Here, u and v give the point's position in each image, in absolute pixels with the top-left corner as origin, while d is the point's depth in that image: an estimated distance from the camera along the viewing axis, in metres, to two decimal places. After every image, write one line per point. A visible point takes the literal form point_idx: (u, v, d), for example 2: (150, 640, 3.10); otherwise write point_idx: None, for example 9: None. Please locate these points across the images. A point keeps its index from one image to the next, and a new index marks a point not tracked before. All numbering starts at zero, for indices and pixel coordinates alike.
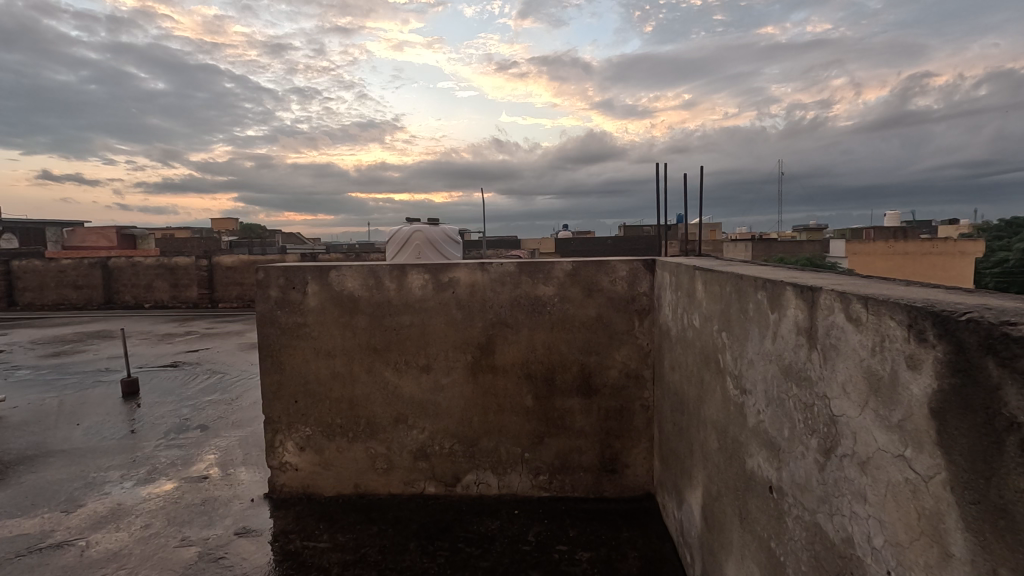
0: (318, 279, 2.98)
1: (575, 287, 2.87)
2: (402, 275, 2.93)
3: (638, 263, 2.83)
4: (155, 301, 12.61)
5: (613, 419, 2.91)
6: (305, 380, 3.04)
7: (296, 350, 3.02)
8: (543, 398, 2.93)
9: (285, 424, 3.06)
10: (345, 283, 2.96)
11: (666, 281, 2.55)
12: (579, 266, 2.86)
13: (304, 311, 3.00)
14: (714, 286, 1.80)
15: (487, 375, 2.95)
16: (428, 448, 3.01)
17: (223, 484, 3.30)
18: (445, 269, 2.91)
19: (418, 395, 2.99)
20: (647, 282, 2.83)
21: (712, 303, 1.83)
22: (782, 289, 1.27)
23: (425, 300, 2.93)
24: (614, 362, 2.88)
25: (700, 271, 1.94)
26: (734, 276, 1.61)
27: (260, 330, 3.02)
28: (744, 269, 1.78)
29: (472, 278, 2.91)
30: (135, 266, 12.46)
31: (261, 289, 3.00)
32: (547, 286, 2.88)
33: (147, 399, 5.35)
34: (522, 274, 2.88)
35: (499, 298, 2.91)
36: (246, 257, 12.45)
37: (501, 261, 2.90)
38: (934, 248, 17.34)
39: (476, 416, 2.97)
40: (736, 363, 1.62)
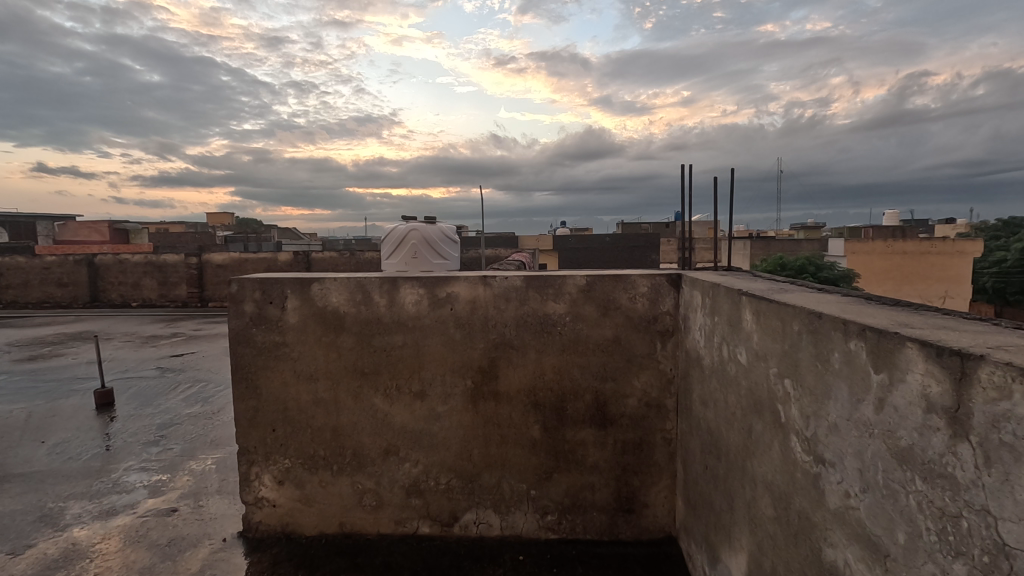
0: (298, 292, 2.63)
1: (589, 305, 2.54)
2: (393, 289, 2.58)
3: (661, 279, 2.50)
4: (143, 299, 12.23)
5: (630, 453, 2.58)
6: (284, 407, 2.70)
7: (274, 373, 2.68)
8: (552, 428, 2.60)
9: (262, 456, 2.72)
10: (328, 298, 2.62)
11: (696, 302, 2.22)
12: (594, 280, 2.52)
13: (283, 329, 2.66)
14: (774, 320, 1.46)
15: (489, 403, 2.61)
16: (422, 484, 2.67)
17: (192, 520, 2.96)
18: (442, 283, 2.57)
19: (412, 425, 2.65)
20: (671, 300, 2.50)
21: (768, 338, 1.51)
22: (898, 347, 0.95)
23: (419, 318, 2.59)
24: (633, 390, 2.55)
25: (751, 298, 1.61)
26: (807, 313, 1.28)
27: (233, 349, 2.67)
28: (811, 298, 1.45)
29: (473, 293, 2.57)
30: (123, 263, 12.09)
31: (235, 304, 2.66)
32: (558, 303, 2.55)
33: (124, 411, 5.00)
34: (529, 289, 2.54)
35: (503, 316, 2.57)
36: (238, 256, 12.12)
37: (505, 274, 2.56)
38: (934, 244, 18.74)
39: (478, 448, 2.64)
40: (808, 423, 1.29)
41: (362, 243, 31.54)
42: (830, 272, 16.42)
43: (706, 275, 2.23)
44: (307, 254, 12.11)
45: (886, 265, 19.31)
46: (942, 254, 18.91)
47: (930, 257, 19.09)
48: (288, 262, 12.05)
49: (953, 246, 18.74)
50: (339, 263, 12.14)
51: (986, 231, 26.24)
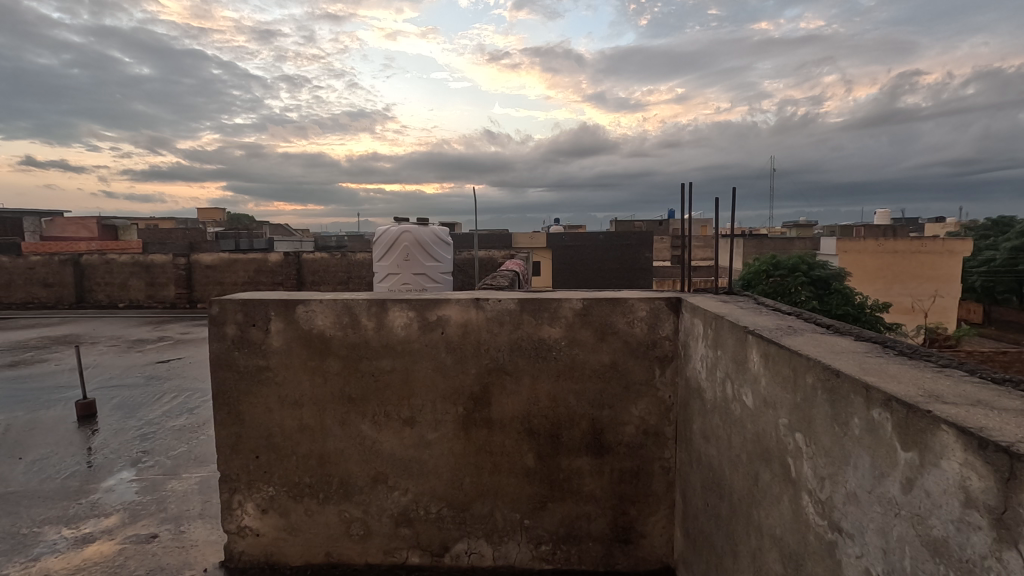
0: (282, 315, 2.52)
1: (586, 329, 2.45)
2: (381, 311, 2.48)
3: (660, 303, 2.41)
4: (130, 300, 12.04)
5: (627, 482, 2.50)
6: (268, 433, 2.59)
7: (258, 398, 2.57)
8: (547, 456, 2.51)
9: (245, 484, 2.61)
10: (314, 320, 2.51)
11: (697, 330, 2.14)
12: (591, 304, 2.43)
13: (266, 353, 2.55)
14: (785, 366, 1.38)
15: (481, 430, 2.52)
16: (412, 513, 2.58)
17: (173, 548, 2.85)
18: (433, 306, 2.47)
19: (401, 452, 2.56)
20: (670, 325, 2.41)
21: (777, 386, 1.42)
22: (933, 429, 0.86)
23: (409, 342, 2.50)
24: (630, 418, 2.47)
25: (761, 339, 1.52)
26: (823, 368, 1.19)
27: (215, 374, 2.57)
28: (823, 344, 1.36)
29: (464, 316, 2.47)
30: (110, 264, 11.90)
31: (216, 326, 2.54)
32: (553, 327, 2.45)
33: (107, 423, 4.87)
34: (523, 313, 2.45)
35: (496, 341, 2.47)
36: (227, 255, 11.95)
37: (498, 297, 2.46)
38: (924, 245, 19.21)
39: (469, 476, 2.54)
40: (823, 485, 1.20)
41: (354, 240, 31.30)
42: (822, 271, 16.48)
43: (708, 302, 2.15)
44: (297, 255, 11.92)
45: (877, 263, 19.35)
46: (932, 253, 19.39)
47: (918, 256, 19.40)
48: (278, 262, 11.87)
49: (942, 246, 19.20)
50: (330, 263, 11.97)
51: (976, 231, 26.50)
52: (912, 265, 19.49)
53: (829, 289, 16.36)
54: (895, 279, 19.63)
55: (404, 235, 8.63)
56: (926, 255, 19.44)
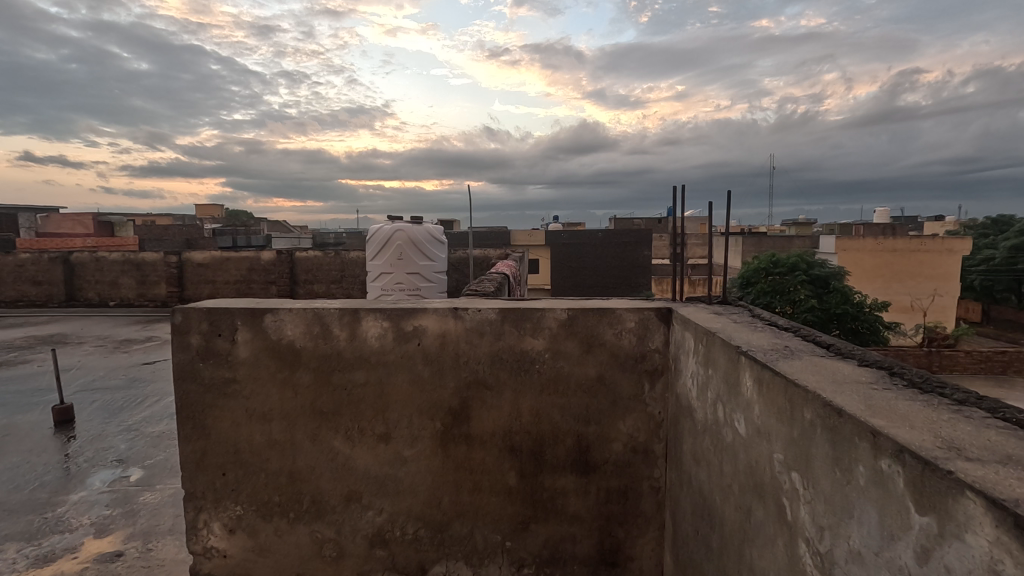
0: (249, 324, 2.37)
1: (571, 340, 2.30)
2: (354, 321, 2.34)
3: (650, 313, 2.27)
4: (121, 298, 11.86)
5: (614, 502, 2.36)
6: (235, 448, 2.44)
7: (223, 412, 2.43)
8: (530, 475, 2.37)
9: (211, 502, 2.47)
10: (283, 330, 2.36)
11: (689, 345, 2.00)
12: (576, 314, 2.28)
13: (232, 364, 2.40)
14: (781, 395, 1.23)
15: (460, 446, 2.38)
16: (387, 533, 2.44)
17: (138, 567, 2.71)
18: (409, 316, 2.32)
19: (376, 469, 2.42)
20: (660, 337, 2.27)
21: (772, 416, 1.28)
22: (960, 496, 0.72)
23: (384, 354, 2.35)
24: (618, 434, 2.33)
25: (756, 362, 1.37)
26: (822, 402, 1.05)
27: (179, 387, 2.42)
28: (826, 371, 1.22)
29: (442, 326, 2.32)
30: (100, 261, 11.72)
31: (179, 336, 2.40)
32: (536, 338, 2.31)
33: (84, 428, 4.72)
34: (505, 323, 2.30)
35: (475, 352, 2.33)
36: (219, 253, 11.80)
37: (478, 306, 2.31)
38: (924, 244, 19.15)
39: (448, 495, 2.40)
40: (823, 535, 1.06)
41: (351, 237, 31.12)
42: (821, 269, 16.39)
43: (700, 314, 2.01)
44: (290, 253, 11.74)
45: (876, 261, 19.24)
46: (931, 253, 19.33)
47: (917, 255, 19.32)
48: (270, 260, 11.72)
49: (941, 245, 19.12)
50: (323, 262, 11.80)
51: (975, 229, 26.42)
52: (912, 264, 19.41)
53: (828, 288, 16.28)
54: (894, 278, 19.54)
55: (397, 233, 8.50)
56: (925, 254, 19.36)
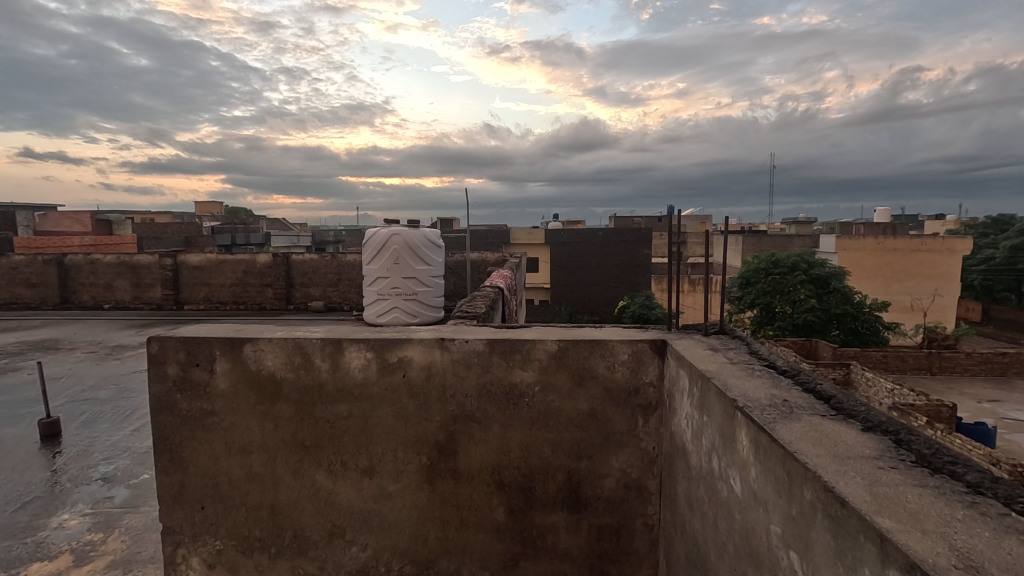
0: (228, 354, 2.28)
1: (562, 373, 2.21)
2: (337, 351, 2.25)
3: (644, 346, 2.18)
4: (116, 301, 11.78)
5: (606, 540, 2.27)
6: (214, 482, 2.36)
7: (202, 445, 2.34)
8: (519, 511, 2.29)
9: (189, 537, 2.39)
10: (263, 361, 2.28)
11: (683, 383, 1.91)
12: (567, 345, 2.19)
13: (211, 396, 2.31)
14: (778, 467, 1.15)
15: (447, 482, 2.29)
16: (371, 570, 2.35)
17: None
18: (393, 346, 2.24)
19: (360, 504, 2.33)
20: (655, 370, 2.18)
21: (769, 484, 1.19)
22: None
23: (367, 386, 2.27)
24: (610, 470, 2.24)
25: (753, 424, 1.28)
26: (823, 487, 0.96)
27: (155, 418, 2.34)
28: (827, 441, 1.13)
29: (428, 358, 2.23)
30: (95, 264, 11.62)
31: (155, 366, 2.31)
32: (525, 371, 2.22)
33: (70, 443, 4.63)
34: (493, 354, 2.21)
35: (462, 386, 2.24)
36: (215, 255, 11.70)
37: (466, 336, 2.22)
38: (924, 244, 19.03)
39: (434, 531, 2.32)
40: None
41: (350, 234, 31.00)
42: (821, 269, 16.30)
43: (696, 351, 1.93)
44: (286, 256, 11.64)
45: (876, 261, 19.16)
46: (931, 253, 19.21)
47: (918, 254, 19.22)
48: (267, 263, 11.63)
49: (942, 245, 19.01)
50: (320, 264, 11.70)
51: (975, 229, 26.32)
52: (912, 264, 19.29)
53: (828, 288, 16.21)
54: (894, 278, 19.45)
55: (394, 237, 8.40)
56: (925, 254, 19.24)
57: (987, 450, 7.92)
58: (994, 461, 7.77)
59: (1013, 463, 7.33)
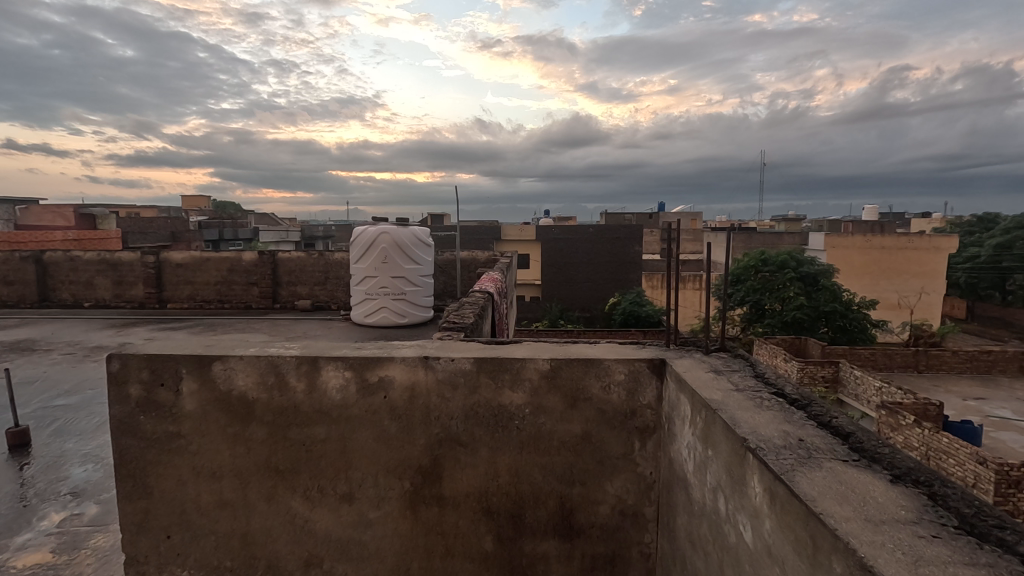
0: (195, 373, 2.12)
1: (554, 395, 2.07)
2: (313, 370, 2.10)
3: (641, 365, 2.05)
4: (96, 299, 11.45)
5: (599, 569, 2.14)
6: (182, 507, 2.20)
7: (168, 469, 2.18)
8: (507, 539, 2.15)
9: (155, 567, 2.24)
10: (234, 381, 2.12)
11: (684, 409, 1.77)
12: (560, 364, 2.05)
13: (177, 417, 2.15)
14: (798, 524, 1.02)
15: (431, 508, 2.15)
16: None
17: None
18: (374, 365, 2.09)
19: (339, 532, 2.19)
20: (653, 391, 2.05)
21: (786, 541, 1.06)
22: None
23: (346, 407, 2.12)
24: (605, 496, 2.11)
25: (768, 468, 1.15)
26: (855, 561, 0.83)
27: (116, 440, 2.17)
28: (854, 498, 1.00)
29: (411, 378, 2.09)
30: (74, 261, 11.30)
31: (115, 385, 2.14)
32: (515, 393, 2.08)
33: (40, 453, 4.43)
34: (480, 374, 2.07)
35: (448, 407, 2.10)
36: (199, 253, 11.44)
37: (451, 355, 2.08)
38: (910, 243, 19.12)
39: (417, 560, 2.18)
40: None
41: (339, 229, 30.70)
42: (810, 267, 16.36)
43: (700, 375, 1.79)
44: (272, 254, 11.42)
45: (864, 259, 19.22)
46: (918, 251, 19.30)
47: (906, 252, 19.29)
48: (253, 261, 11.39)
49: (929, 243, 19.10)
50: (307, 263, 11.48)
51: (961, 227, 26.56)
52: (899, 262, 19.39)
53: (817, 285, 16.26)
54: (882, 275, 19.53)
55: (381, 236, 8.17)
56: (912, 252, 19.35)
57: (974, 447, 7.86)
58: (981, 460, 7.71)
59: (1001, 462, 7.28)
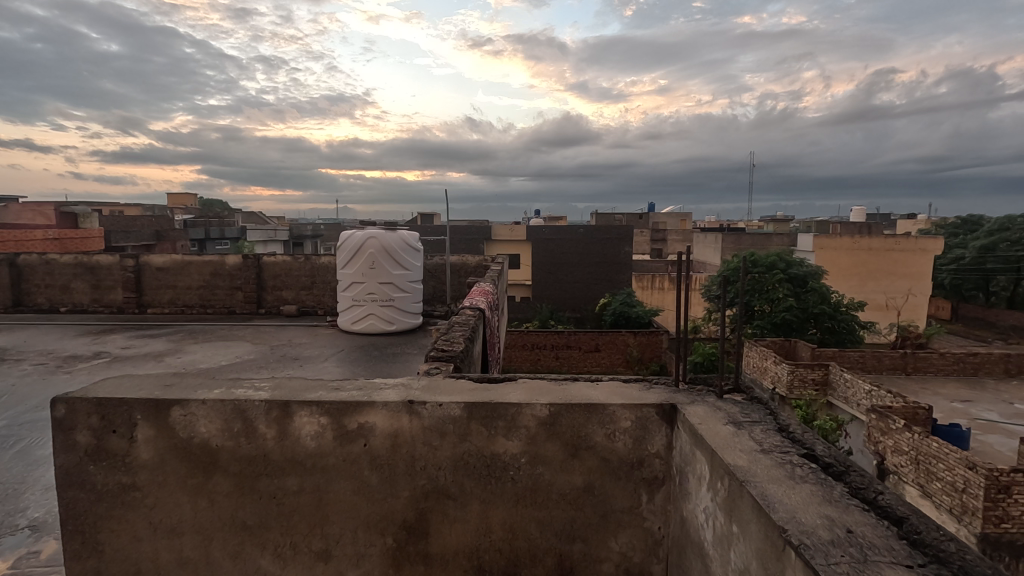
0: (152, 419, 1.89)
1: (553, 444, 1.87)
2: (284, 416, 1.88)
3: (650, 411, 1.85)
4: (73, 304, 11.07)
5: None
6: (137, 567, 1.96)
7: (123, 524, 1.95)
8: None
9: None
10: (195, 427, 1.89)
11: (702, 468, 1.57)
12: (560, 410, 1.85)
13: (132, 468, 1.92)
14: None
15: (416, 567, 1.94)
16: None
17: None
18: (353, 410, 1.88)
19: None
20: (661, 439, 1.86)
21: None
22: None
23: (322, 457, 1.90)
24: (608, 554, 1.91)
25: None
26: None
27: (62, 494, 1.93)
28: None
29: (394, 425, 1.88)
30: (50, 265, 10.91)
31: (61, 432, 1.90)
32: (510, 441, 1.87)
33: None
34: (471, 421, 1.87)
35: (435, 456, 1.89)
36: (181, 256, 11.10)
37: (439, 400, 1.88)
38: (897, 244, 19.18)
39: None
40: None
41: (328, 229, 30.32)
42: (799, 269, 16.37)
43: (719, 429, 1.60)
44: (257, 257, 11.12)
45: (852, 260, 19.27)
46: (905, 252, 19.35)
47: (893, 254, 19.36)
48: (237, 264, 11.08)
49: (915, 245, 19.16)
50: (293, 267, 11.18)
51: (946, 228, 26.73)
52: (887, 263, 19.43)
53: (806, 287, 16.23)
54: (870, 277, 19.59)
55: (368, 241, 7.92)
56: (899, 253, 19.40)
57: (964, 452, 7.64)
58: (970, 465, 7.47)
59: (991, 467, 7.12)
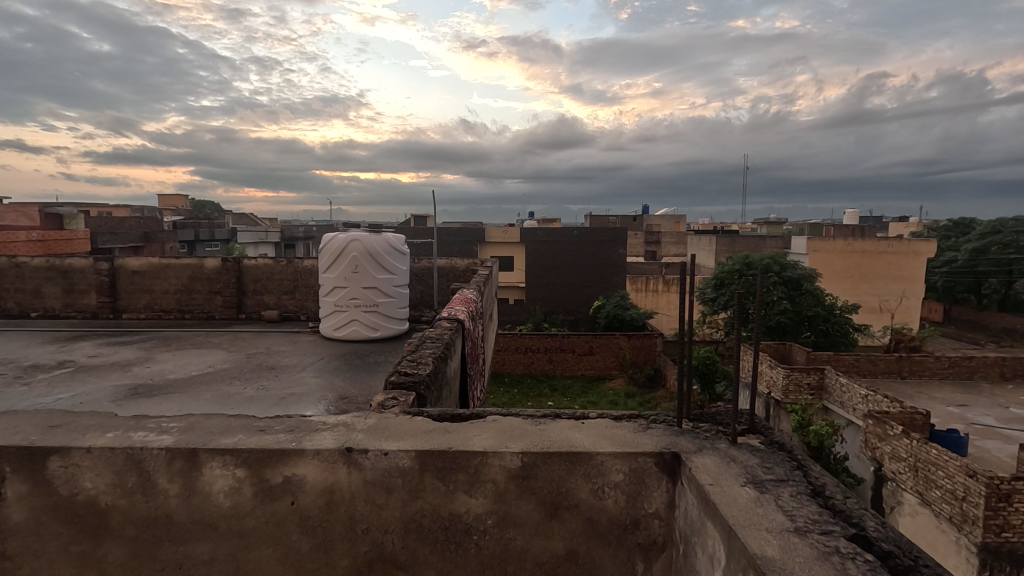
0: (26, 471, 1.52)
1: (527, 500, 1.50)
2: (192, 467, 1.51)
3: (648, 460, 1.49)
4: (44, 309, 10.59)
5: None
6: None
7: None
8: None
9: None
10: (78, 482, 1.52)
11: (717, 546, 1.20)
12: (535, 460, 1.49)
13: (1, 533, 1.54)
14: None
15: None
16: None
17: None
18: (279, 460, 1.50)
19: None
20: (660, 496, 1.50)
21: None
22: None
23: (240, 518, 1.52)
24: None
25: None
26: None
27: None
28: None
29: (329, 478, 1.51)
30: (20, 268, 10.44)
31: None
32: (475, 498, 1.50)
33: None
34: (426, 475, 1.50)
35: (381, 516, 1.52)
36: (158, 259, 10.69)
37: (386, 447, 1.52)
38: (890, 246, 19.00)
39: None
40: None
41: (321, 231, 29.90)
42: (793, 271, 16.16)
43: (738, 491, 1.25)
44: (237, 261, 10.71)
45: (845, 262, 19.04)
46: (898, 254, 19.16)
47: (886, 256, 19.13)
48: (216, 267, 10.64)
49: (908, 247, 18.98)
50: (274, 270, 10.77)
51: (938, 231, 26.58)
52: (879, 266, 19.29)
53: (800, 289, 15.99)
54: (863, 279, 19.37)
55: (351, 244, 7.51)
56: (892, 255, 19.20)
57: (963, 459, 7.32)
58: (971, 472, 7.16)
59: (991, 475, 6.81)
